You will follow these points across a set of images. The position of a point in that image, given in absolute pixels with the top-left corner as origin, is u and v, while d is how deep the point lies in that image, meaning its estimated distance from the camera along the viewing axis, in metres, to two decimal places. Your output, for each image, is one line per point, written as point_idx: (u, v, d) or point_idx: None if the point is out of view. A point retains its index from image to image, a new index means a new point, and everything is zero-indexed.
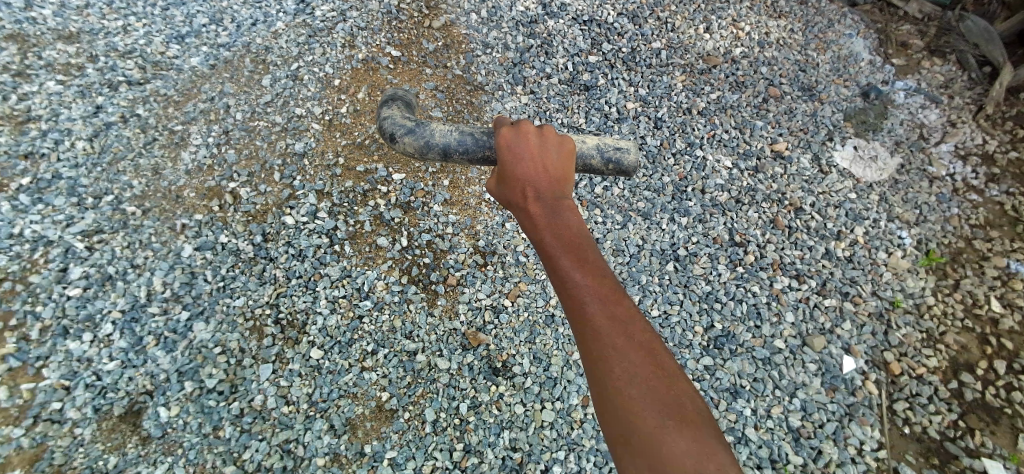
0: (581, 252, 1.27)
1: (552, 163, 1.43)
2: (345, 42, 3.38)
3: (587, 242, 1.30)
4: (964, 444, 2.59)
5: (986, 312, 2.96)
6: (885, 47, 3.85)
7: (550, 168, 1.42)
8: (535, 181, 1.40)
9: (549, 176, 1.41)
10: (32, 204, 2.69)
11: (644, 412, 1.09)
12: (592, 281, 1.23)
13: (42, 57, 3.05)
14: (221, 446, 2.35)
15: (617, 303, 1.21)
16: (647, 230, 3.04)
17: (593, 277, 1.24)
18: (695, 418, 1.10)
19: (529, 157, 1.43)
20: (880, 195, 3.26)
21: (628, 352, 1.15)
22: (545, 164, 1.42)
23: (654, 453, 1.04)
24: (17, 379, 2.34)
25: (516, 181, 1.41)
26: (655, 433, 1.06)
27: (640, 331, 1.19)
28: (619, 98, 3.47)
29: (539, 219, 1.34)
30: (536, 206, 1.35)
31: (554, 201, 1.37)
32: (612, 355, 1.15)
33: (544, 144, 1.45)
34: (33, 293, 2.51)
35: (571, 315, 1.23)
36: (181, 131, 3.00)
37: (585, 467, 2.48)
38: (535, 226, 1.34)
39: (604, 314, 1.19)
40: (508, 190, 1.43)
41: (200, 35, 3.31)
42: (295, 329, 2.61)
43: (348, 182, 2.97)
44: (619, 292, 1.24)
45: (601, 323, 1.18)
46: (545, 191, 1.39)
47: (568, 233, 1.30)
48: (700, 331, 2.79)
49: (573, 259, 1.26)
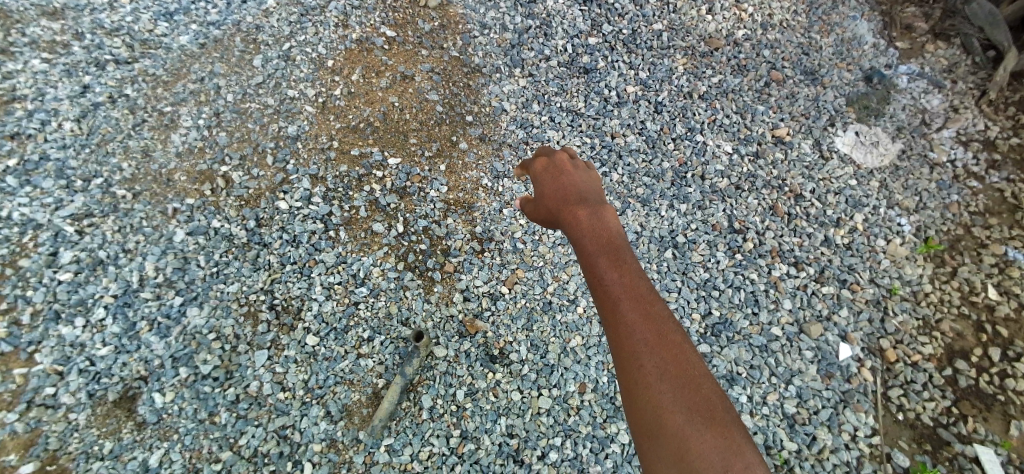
0: (620, 259, 1.29)
1: (593, 192, 1.52)
2: (338, 22, 3.30)
3: (624, 249, 1.32)
4: (957, 431, 2.62)
5: (982, 300, 2.96)
6: (890, 30, 3.79)
7: (591, 194, 1.50)
8: (574, 196, 1.49)
9: (591, 199, 1.48)
10: (20, 187, 2.64)
11: (672, 409, 1.04)
12: (626, 281, 1.23)
13: (26, 35, 2.96)
14: (217, 432, 2.34)
15: (650, 303, 1.19)
16: (646, 217, 3.02)
17: (627, 277, 1.25)
18: (724, 423, 1.03)
19: (573, 186, 1.53)
20: (880, 182, 3.24)
21: (658, 351, 1.12)
22: (583, 188, 1.53)
23: (682, 451, 0.98)
24: (9, 364, 2.32)
25: (563, 197, 1.50)
26: (683, 431, 1.00)
27: (673, 333, 1.15)
28: (619, 82, 3.41)
29: (577, 227, 1.39)
30: (577, 215, 1.42)
31: (592, 212, 1.42)
32: (643, 353, 1.12)
33: (585, 178, 1.58)
34: (23, 277, 2.47)
35: (604, 315, 1.22)
36: (171, 112, 2.93)
37: (582, 453, 2.49)
38: (574, 234, 1.40)
39: (636, 312, 1.17)
40: (547, 205, 1.53)
41: (189, 12, 3.21)
42: (291, 315, 2.59)
43: (342, 167, 2.93)
44: (652, 294, 1.22)
45: (633, 322, 1.16)
46: (590, 205, 1.45)
47: (605, 238, 1.34)
48: (698, 318, 2.78)
49: (609, 262, 1.28)
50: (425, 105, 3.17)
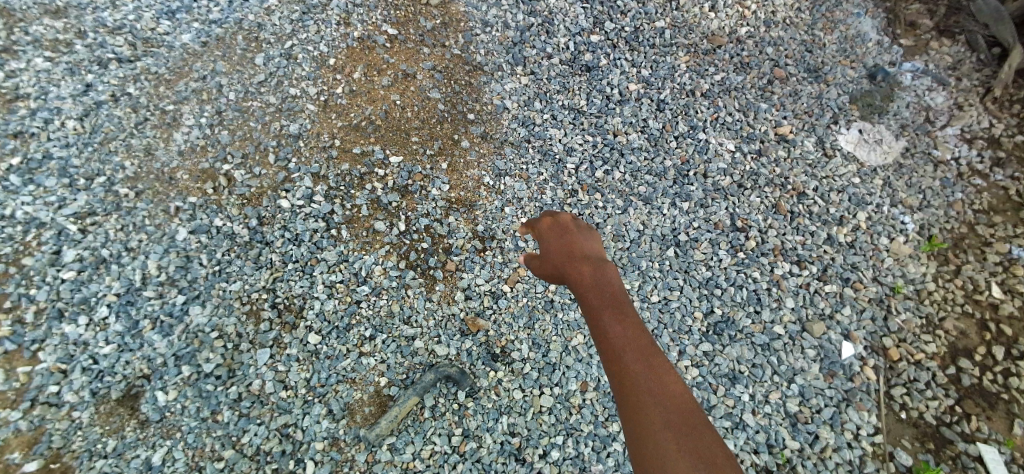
0: (625, 316, 1.30)
1: (594, 247, 1.51)
2: (340, 20, 3.30)
3: (630, 306, 1.34)
4: (960, 429, 2.60)
5: (986, 298, 2.94)
6: (894, 27, 3.77)
7: (594, 249, 1.50)
8: (577, 251, 1.48)
9: (595, 255, 1.48)
10: (23, 185, 2.65)
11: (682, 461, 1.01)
12: (631, 335, 1.25)
13: (29, 33, 2.97)
14: (220, 430, 2.35)
15: (654, 356, 1.20)
16: (647, 215, 3.01)
17: (632, 331, 1.26)
18: (726, 468, 1.01)
19: (576, 240, 1.51)
20: (884, 180, 3.23)
21: (663, 402, 1.11)
22: (584, 242, 1.52)
23: None
24: (13, 362, 2.33)
25: (567, 253, 1.48)
26: None
27: (678, 388, 1.15)
28: (621, 80, 3.40)
29: (582, 283, 1.40)
30: (580, 270, 1.41)
31: (596, 268, 1.43)
32: (650, 406, 1.11)
33: (585, 231, 1.56)
34: (27, 275, 2.48)
35: (608, 367, 1.22)
36: (173, 110, 2.93)
37: (583, 452, 2.48)
38: (578, 290, 1.39)
39: (640, 362, 1.19)
40: (550, 258, 1.50)
41: (191, 11, 3.22)
42: (293, 313, 2.59)
43: (344, 165, 2.93)
44: (657, 348, 1.22)
45: (637, 371, 1.17)
46: (595, 262, 1.44)
47: (611, 297, 1.35)
48: (700, 317, 2.77)
49: (614, 317, 1.30)
50: (426, 104, 3.17)
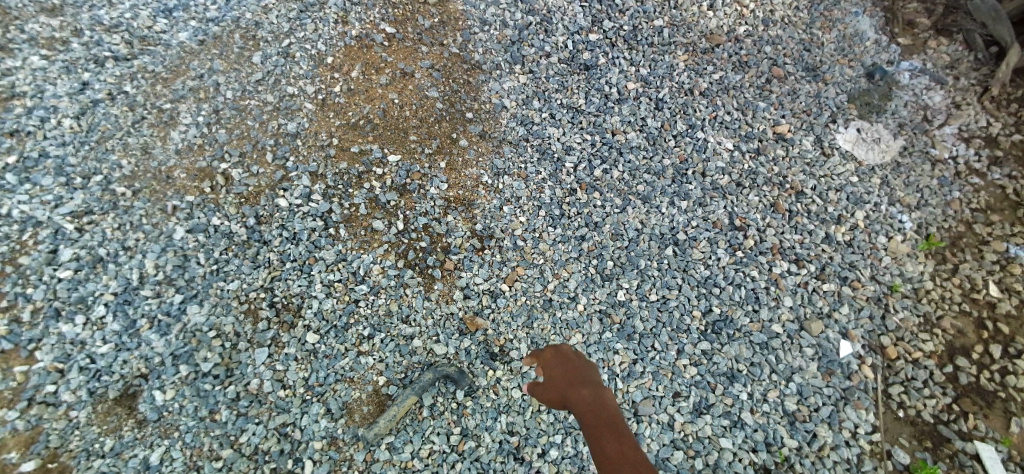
0: (604, 411, 2.00)
1: (587, 374, 2.24)
2: (338, 18, 3.30)
3: (613, 407, 2.02)
4: (957, 428, 2.60)
5: (983, 297, 2.94)
6: (891, 26, 3.78)
7: (589, 374, 2.23)
8: (576, 379, 2.21)
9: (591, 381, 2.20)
10: (20, 184, 2.63)
11: None
12: (610, 424, 1.93)
13: (25, 31, 2.96)
14: (218, 430, 2.34)
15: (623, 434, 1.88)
16: (646, 214, 3.01)
17: (612, 423, 1.94)
18: None
19: (575, 370, 2.26)
20: (882, 179, 3.23)
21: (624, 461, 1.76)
22: (582, 372, 2.25)
23: None
24: (10, 362, 2.31)
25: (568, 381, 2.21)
26: None
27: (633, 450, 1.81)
28: (620, 79, 3.40)
29: (577, 397, 2.10)
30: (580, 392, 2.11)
31: (591, 389, 2.12)
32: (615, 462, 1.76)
33: (579, 362, 2.32)
34: (23, 274, 2.47)
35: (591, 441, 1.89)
36: (170, 109, 2.92)
37: (582, 451, 2.47)
38: (574, 402, 2.09)
39: (613, 440, 1.86)
40: (556, 385, 2.23)
41: (188, 9, 3.21)
42: (291, 312, 2.59)
43: (342, 164, 2.92)
44: (624, 427, 1.92)
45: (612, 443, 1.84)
46: (588, 382, 2.18)
47: (598, 402, 2.04)
48: (698, 316, 2.78)
49: (601, 413, 1.99)
50: (425, 102, 3.17)
